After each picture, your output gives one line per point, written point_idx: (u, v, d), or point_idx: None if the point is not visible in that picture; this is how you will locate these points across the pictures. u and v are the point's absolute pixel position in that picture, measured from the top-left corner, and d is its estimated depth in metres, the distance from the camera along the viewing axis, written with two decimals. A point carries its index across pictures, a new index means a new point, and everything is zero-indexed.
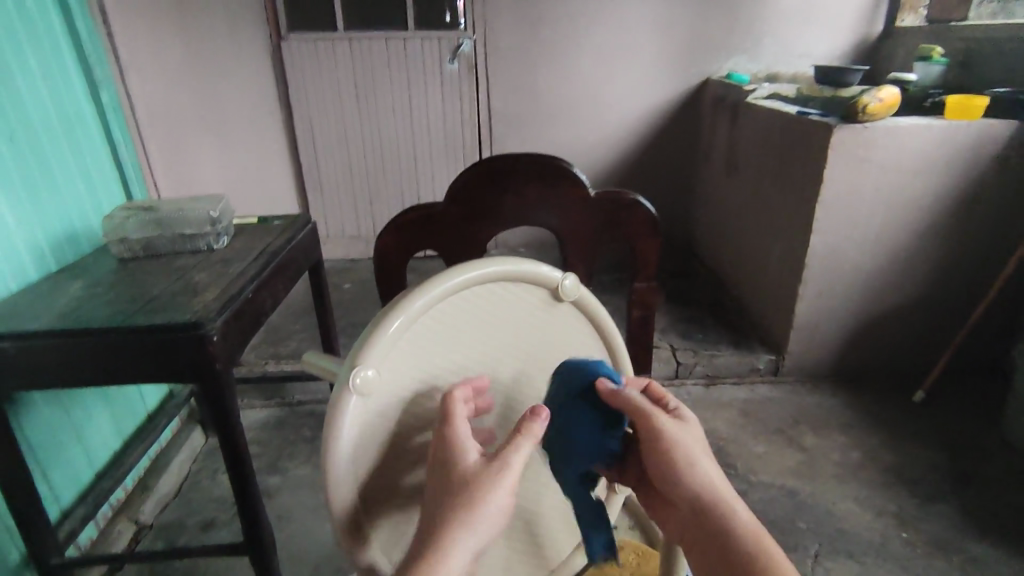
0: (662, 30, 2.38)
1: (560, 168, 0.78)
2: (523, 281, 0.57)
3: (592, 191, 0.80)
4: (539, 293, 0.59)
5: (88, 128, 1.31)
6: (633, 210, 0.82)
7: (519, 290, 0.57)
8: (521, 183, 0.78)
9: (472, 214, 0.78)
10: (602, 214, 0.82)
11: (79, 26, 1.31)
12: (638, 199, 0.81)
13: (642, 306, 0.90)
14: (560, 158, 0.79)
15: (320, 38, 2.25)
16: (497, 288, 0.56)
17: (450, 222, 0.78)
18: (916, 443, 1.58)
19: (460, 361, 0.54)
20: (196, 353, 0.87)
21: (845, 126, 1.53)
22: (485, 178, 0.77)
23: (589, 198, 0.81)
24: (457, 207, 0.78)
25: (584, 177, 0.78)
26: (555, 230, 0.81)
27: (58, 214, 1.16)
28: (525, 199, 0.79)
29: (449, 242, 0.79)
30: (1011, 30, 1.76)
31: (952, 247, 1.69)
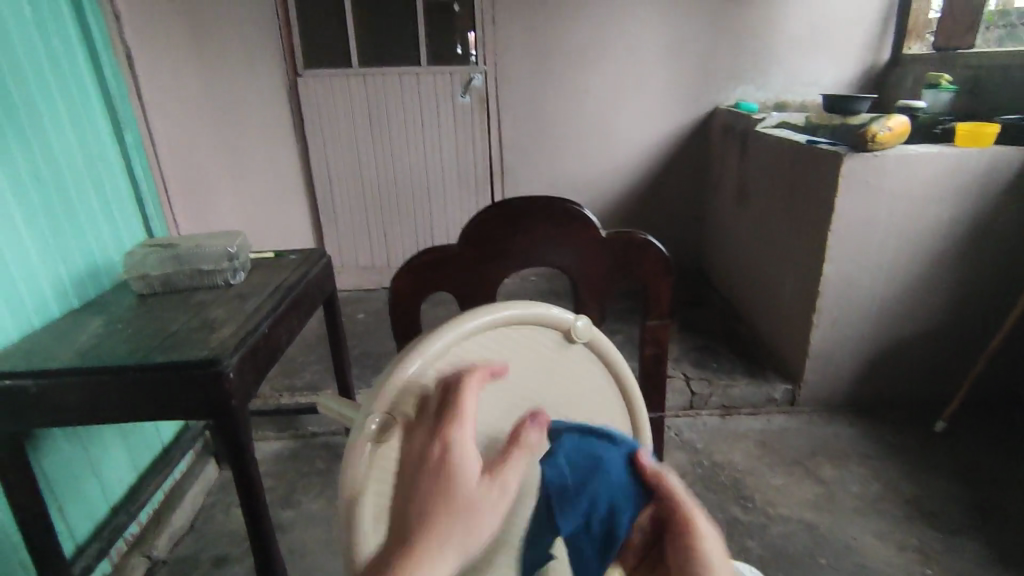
0: (670, 61, 2.42)
1: (570, 209, 0.79)
2: (536, 323, 0.58)
3: (603, 231, 0.81)
4: (553, 335, 0.60)
5: (112, 167, 1.35)
6: (644, 250, 0.82)
7: (532, 333, 0.58)
8: (533, 224, 0.80)
9: (485, 257, 0.80)
10: (614, 254, 0.82)
11: (104, 69, 1.36)
12: (649, 239, 0.82)
13: (655, 345, 0.90)
14: (571, 200, 0.81)
15: (336, 74, 2.31)
16: (512, 331, 0.57)
17: (463, 265, 0.79)
18: (939, 474, 1.55)
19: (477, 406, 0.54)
20: (212, 388, 0.88)
21: (855, 155, 1.53)
22: (498, 221, 0.78)
23: (601, 238, 0.82)
24: (470, 251, 0.79)
25: (595, 219, 0.79)
26: (568, 271, 0.82)
27: (81, 251, 1.20)
28: (536, 241, 0.80)
29: (462, 284, 0.80)
30: (1018, 58, 1.77)
31: (968, 274, 1.67)
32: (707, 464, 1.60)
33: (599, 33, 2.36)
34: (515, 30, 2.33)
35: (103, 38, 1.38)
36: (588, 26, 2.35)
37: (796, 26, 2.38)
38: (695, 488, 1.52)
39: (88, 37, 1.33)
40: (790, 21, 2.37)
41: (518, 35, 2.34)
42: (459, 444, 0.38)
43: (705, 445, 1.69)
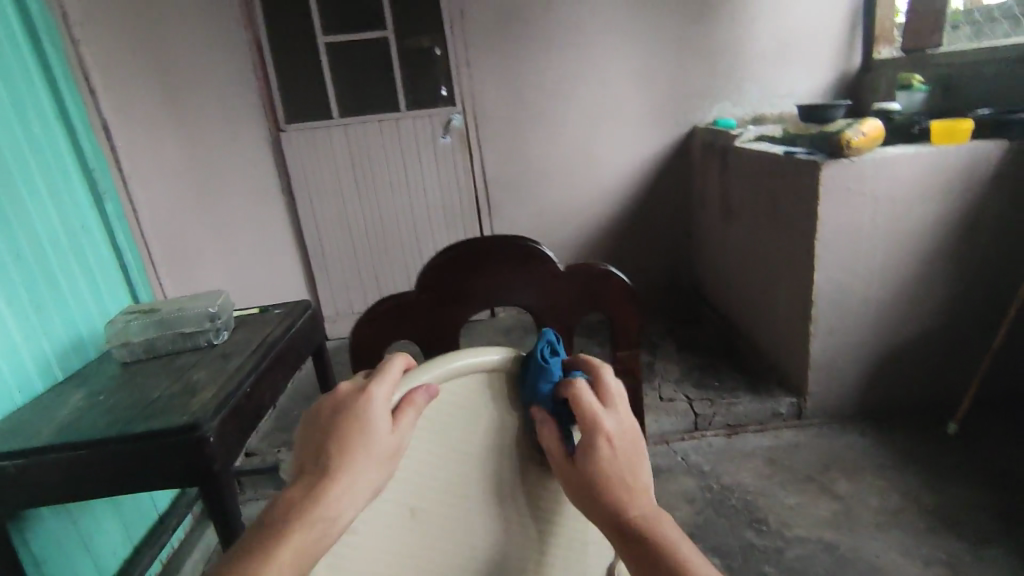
0: (645, 85, 2.45)
1: (526, 246, 0.81)
2: (489, 372, 0.57)
3: (561, 264, 0.83)
4: (501, 377, 0.58)
5: (93, 236, 1.33)
6: (607, 279, 0.83)
7: (487, 382, 0.57)
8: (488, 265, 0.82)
9: (445, 300, 0.82)
10: (576, 285, 0.83)
11: (84, 142, 1.33)
12: (610, 268, 0.83)
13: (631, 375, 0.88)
14: (524, 237, 0.83)
15: (317, 127, 2.35)
16: (455, 384, 0.55)
17: (422, 309, 0.81)
18: (958, 480, 1.50)
19: (435, 458, 0.54)
20: (195, 455, 0.86)
21: (832, 162, 1.53)
22: (453, 264, 0.81)
23: (560, 272, 0.83)
24: (428, 295, 0.81)
25: (551, 253, 0.81)
26: (530, 307, 0.84)
27: (65, 323, 1.19)
28: (494, 280, 0.82)
29: (424, 328, 0.81)
30: (985, 53, 1.78)
31: (961, 271, 1.65)
32: (716, 487, 1.56)
33: (573, 64, 2.41)
34: (489, 69, 2.37)
35: (82, 111, 1.35)
36: (561, 59, 2.39)
37: (765, 41, 2.41)
38: (706, 513, 1.47)
39: (65, 112, 1.30)
40: (759, 37, 2.41)
41: (493, 74, 2.38)
42: (376, 401, 0.48)
43: (712, 467, 1.64)
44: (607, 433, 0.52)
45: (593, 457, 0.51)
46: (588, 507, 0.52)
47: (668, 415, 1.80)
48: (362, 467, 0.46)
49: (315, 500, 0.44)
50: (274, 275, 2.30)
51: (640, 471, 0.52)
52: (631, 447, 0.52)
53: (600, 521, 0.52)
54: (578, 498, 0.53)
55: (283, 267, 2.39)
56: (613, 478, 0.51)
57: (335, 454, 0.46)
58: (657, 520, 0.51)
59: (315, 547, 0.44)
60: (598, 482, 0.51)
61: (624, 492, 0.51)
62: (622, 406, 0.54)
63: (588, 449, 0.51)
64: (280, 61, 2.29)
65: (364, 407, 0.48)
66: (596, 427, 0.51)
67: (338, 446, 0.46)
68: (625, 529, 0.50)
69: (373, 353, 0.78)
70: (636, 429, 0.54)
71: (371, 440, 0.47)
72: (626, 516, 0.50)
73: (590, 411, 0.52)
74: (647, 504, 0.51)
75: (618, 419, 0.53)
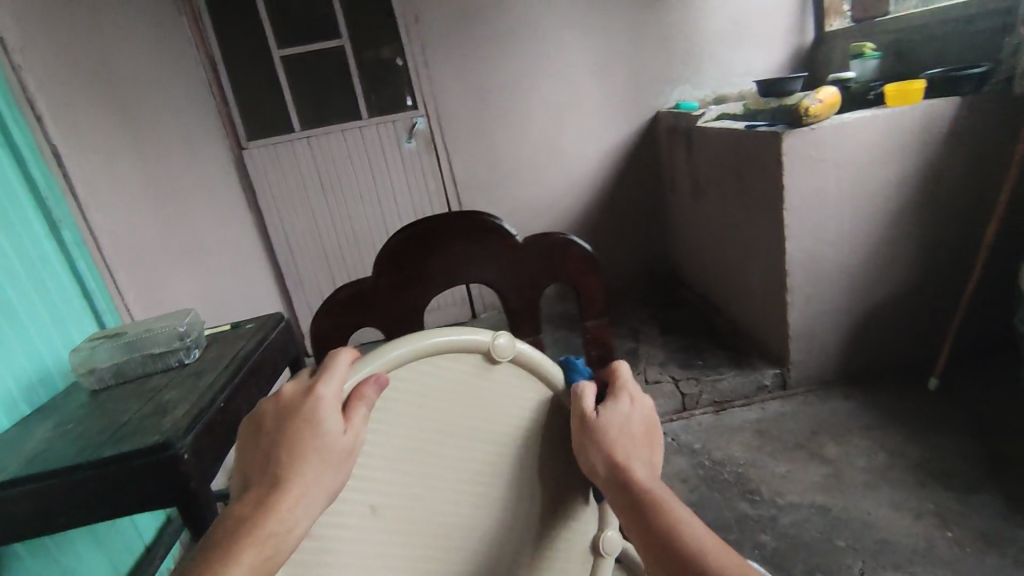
0: (605, 75, 2.46)
1: (486, 222, 0.90)
2: (453, 353, 0.53)
3: (519, 238, 0.92)
4: (471, 358, 0.54)
5: (53, 267, 1.23)
6: (567, 248, 0.92)
7: (452, 364, 0.53)
8: (455, 241, 0.91)
9: (410, 280, 0.91)
10: (537, 256, 0.92)
11: (34, 171, 1.22)
12: (569, 239, 0.91)
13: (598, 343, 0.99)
14: (488, 214, 0.91)
15: (279, 141, 2.32)
16: (417, 369, 0.51)
17: (385, 291, 0.90)
18: (943, 432, 1.52)
19: (403, 447, 0.50)
20: (171, 474, 0.82)
21: (792, 132, 1.55)
22: (416, 245, 0.90)
23: (521, 244, 0.92)
24: (394, 277, 0.90)
25: (509, 229, 0.90)
26: (491, 281, 0.93)
27: (29, 357, 1.10)
28: (456, 257, 0.91)
29: (390, 309, 0.91)
30: (931, 15, 1.82)
31: (927, 229, 1.68)
32: (709, 463, 1.56)
33: (531, 58, 2.41)
34: (448, 69, 2.36)
35: (29, 140, 1.24)
36: (519, 54, 2.39)
37: (719, 22, 2.44)
38: (700, 491, 1.47)
39: (12, 142, 1.19)
40: (712, 18, 2.44)
41: (452, 74, 2.37)
42: (322, 400, 0.46)
43: (703, 445, 1.65)
44: (631, 394, 0.55)
45: (613, 404, 0.54)
46: (590, 449, 0.52)
47: (655, 397, 1.81)
48: (312, 472, 0.44)
49: (268, 509, 0.43)
50: (255, 291, 2.26)
51: (650, 444, 0.54)
52: (646, 418, 0.55)
53: (603, 469, 0.51)
54: (582, 441, 0.53)
55: (264, 282, 2.35)
56: (625, 431, 0.53)
57: (286, 461, 0.45)
58: (656, 484, 0.50)
59: (271, 561, 0.43)
60: (610, 426, 0.52)
61: (636, 448, 0.52)
62: (648, 389, 0.58)
63: (614, 399, 0.54)
64: (236, 78, 2.27)
65: (313, 410, 0.46)
66: (623, 384, 0.56)
67: (291, 457, 0.45)
68: (622, 478, 0.50)
69: (341, 333, 0.89)
70: (656, 415, 0.57)
71: (322, 443, 0.45)
72: (628, 465, 0.50)
73: (625, 373, 0.57)
74: (649, 469, 0.52)
75: (643, 392, 0.57)
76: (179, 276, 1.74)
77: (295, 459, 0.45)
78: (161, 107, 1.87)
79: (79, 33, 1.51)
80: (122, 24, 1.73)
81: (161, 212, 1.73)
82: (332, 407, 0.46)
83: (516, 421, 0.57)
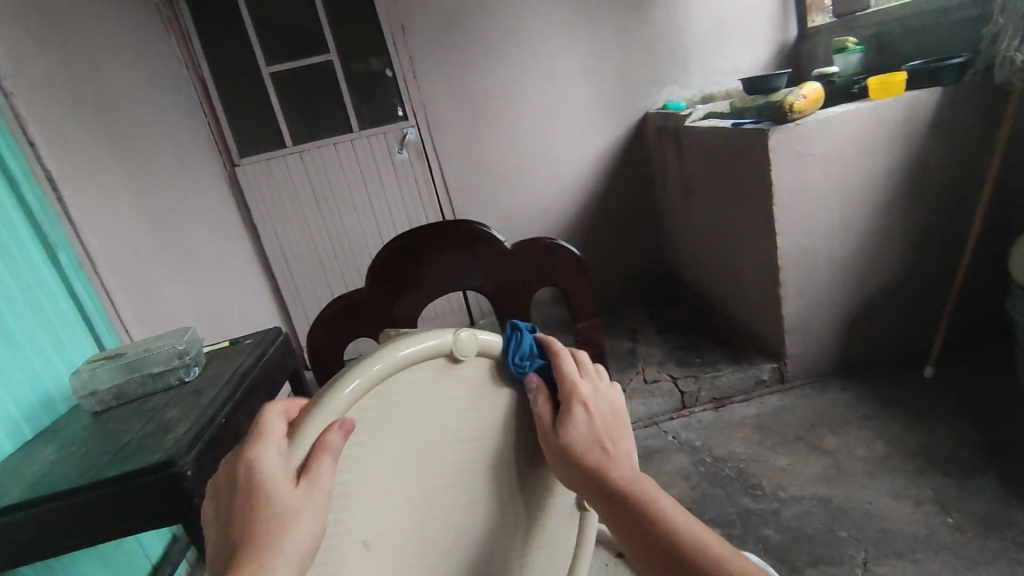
0: (592, 79, 2.49)
1: (474, 230, 0.91)
2: (418, 362, 0.47)
3: (508, 244, 0.93)
4: (436, 362, 0.49)
5: (50, 291, 1.24)
6: (556, 252, 0.94)
7: (426, 374, 0.48)
8: (445, 249, 0.92)
9: (401, 291, 0.92)
10: (527, 261, 0.94)
11: (28, 197, 1.24)
12: (557, 242, 0.93)
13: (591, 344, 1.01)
14: (477, 222, 0.93)
15: (272, 157, 2.33)
16: (391, 381, 0.45)
17: (378, 303, 0.91)
18: (940, 419, 1.53)
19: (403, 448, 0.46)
20: (173, 492, 0.82)
21: (778, 128, 1.57)
22: (407, 256, 0.91)
23: (510, 250, 0.93)
24: (386, 288, 0.91)
25: (497, 235, 0.91)
26: (482, 287, 0.94)
27: (29, 382, 1.11)
28: (446, 266, 0.92)
29: (383, 320, 0.92)
30: (910, 8, 1.85)
31: (916, 218, 1.70)
32: (710, 460, 1.57)
33: (519, 64, 2.43)
34: (437, 79, 2.39)
35: (22, 165, 1.25)
36: (506, 62, 2.42)
37: (703, 22, 2.47)
38: (702, 487, 1.48)
39: (5, 167, 1.20)
40: (696, 19, 2.46)
41: (441, 84, 2.39)
42: (273, 465, 0.39)
43: (704, 441, 1.65)
44: (583, 398, 0.53)
45: (570, 422, 0.52)
46: (568, 474, 0.52)
47: (655, 396, 1.82)
48: (284, 543, 0.38)
49: None
50: (253, 307, 2.27)
51: (620, 436, 0.54)
52: (608, 413, 0.55)
53: (581, 486, 0.51)
54: (558, 466, 0.53)
55: (261, 298, 2.36)
56: (592, 442, 0.52)
57: (252, 536, 0.39)
58: (638, 482, 0.50)
59: None
60: (576, 445, 0.52)
61: (605, 453, 0.52)
62: (597, 376, 0.56)
63: (570, 409, 0.53)
64: (227, 96, 2.29)
65: (265, 478, 0.39)
66: (573, 390, 0.53)
67: (249, 535, 0.39)
68: (605, 491, 0.50)
69: (336, 345, 0.90)
70: (616, 398, 0.56)
71: (287, 510, 0.38)
72: (605, 479, 0.50)
73: (566, 374, 0.54)
74: (628, 468, 0.52)
75: (594, 386, 0.55)
76: (177, 295, 1.75)
77: (261, 531, 0.39)
78: (153, 128, 1.89)
79: (69, 57, 1.52)
80: (111, 47, 1.75)
81: (155, 231, 1.74)
82: (287, 468, 0.40)
83: (515, 418, 0.56)
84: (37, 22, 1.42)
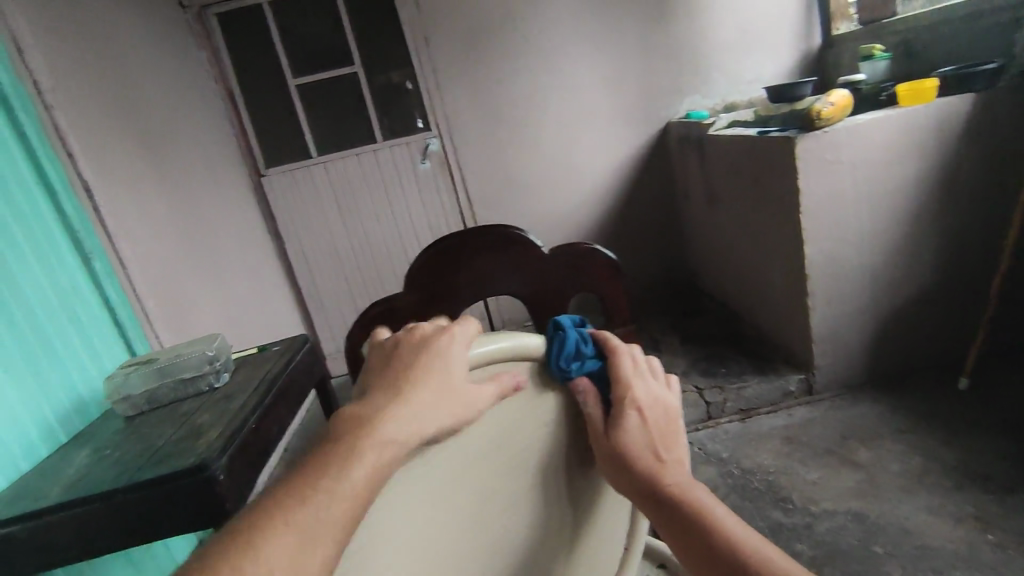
0: (613, 88, 2.49)
1: (510, 234, 0.92)
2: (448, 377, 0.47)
3: (545, 249, 0.93)
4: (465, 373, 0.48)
5: (85, 297, 1.26)
6: (593, 257, 0.93)
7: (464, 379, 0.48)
8: (480, 255, 0.93)
9: (436, 296, 0.93)
10: (564, 266, 0.93)
11: (68, 209, 1.26)
12: (595, 247, 0.92)
13: None
14: (513, 226, 0.93)
15: (297, 167, 2.37)
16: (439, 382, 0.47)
17: (414, 308, 0.92)
18: (975, 433, 1.49)
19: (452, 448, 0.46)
20: (207, 497, 0.80)
21: (806, 136, 1.55)
22: (442, 261, 0.92)
23: (548, 256, 0.93)
24: (421, 293, 0.92)
25: (534, 240, 0.91)
26: (518, 293, 0.94)
27: (65, 386, 1.12)
28: (481, 271, 0.93)
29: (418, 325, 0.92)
30: (939, 15, 1.82)
31: (947, 228, 1.67)
32: (738, 472, 1.54)
33: (540, 74, 2.44)
34: (460, 91, 2.41)
35: (62, 177, 1.27)
36: (528, 72, 2.43)
37: (725, 31, 2.46)
38: (731, 499, 1.45)
39: (46, 178, 1.23)
40: (719, 28, 2.45)
41: (463, 95, 2.41)
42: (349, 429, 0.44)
43: (731, 453, 1.63)
44: (638, 403, 0.52)
45: (624, 426, 0.51)
46: (619, 479, 0.51)
47: (680, 407, 1.80)
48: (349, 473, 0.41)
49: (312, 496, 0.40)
50: (278, 315, 2.30)
51: (672, 441, 0.53)
52: (662, 417, 0.53)
53: (633, 492, 0.51)
54: (608, 469, 0.52)
55: (285, 306, 2.39)
56: (645, 447, 0.51)
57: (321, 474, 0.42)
58: (692, 491, 0.50)
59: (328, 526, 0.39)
60: (628, 451, 0.51)
61: (658, 460, 0.51)
62: (651, 377, 0.55)
63: (625, 414, 0.51)
64: (254, 108, 2.34)
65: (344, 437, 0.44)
66: (628, 395, 0.52)
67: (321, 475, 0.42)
68: (658, 499, 0.50)
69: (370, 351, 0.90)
70: (672, 401, 0.55)
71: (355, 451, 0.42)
72: (659, 486, 0.50)
73: (624, 377, 0.53)
74: (681, 474, 0.51)
75: (648, 389, 0.54)
76: (205, 302, 1.77)
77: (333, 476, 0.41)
78: (184, 137, 1.93)
79: (105, 65, 1.56)
80: (144, 62, 1.79)
81: (183, 237, 1.76)
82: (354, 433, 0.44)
83: (566, 420, 0.55)
84: (73, 32, 1.45)
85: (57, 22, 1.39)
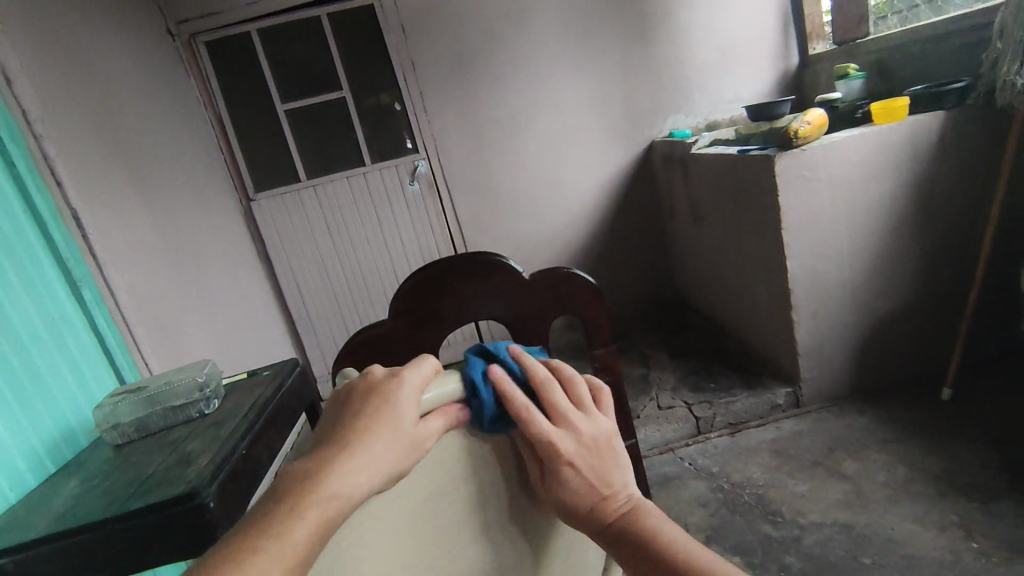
0: (598, 108, 2.54)
1: (491, 260, 0.94)
2: (395, 426, 0.46)
3: (526, 274, 0.95)
4: (410, 422, 0.47)
5: (74, 325, 1.25)
6: (571, 280, 0.95)
7: (409, 426, 0.47)
8: (463, 282, 0.95)
9: (421, 321, 0.94)
10: (544, 290, 0.95)
11: (55, 236, 1.26)
12: (574, 271, 0.95)
13: (609, 369, 1.01)
14: (494, 253, 0.95)
15: (286, 191, 2.39)
16: (387, 432, 0.45)
17: (399, 334, 0.93)
18: (958, 442, 1.51)
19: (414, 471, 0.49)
20: (196, 525, 0.79)
21: (785, 154, 1.59)
22: (425, 287, 0.93)
23: (528, 280, 0.95)
24: (405, 319, 0.93)
25: (515, 265, 0.93)
26: (500, 318, 0.96)
27: (53, 414, 1.11)
28: (464, 296, 0.95)
29: (403, 350, 0.94)
30: (911, 34, 1.87)
31: (926, 241, 1.71)
32: (728, 486, 1.55)
33: (525, 95, 2.49)
34: (446, 114, 2.45)
35: (50, 203, 1.28)
36: (513, 94, 2.48)
37: (706, 52, 2.52)
38: (721, 514, 1.46)
39: (33, 206, 1.23)
40: (699, 49, 2.52)
41: (450, 116, 2.45)
42: (291, 477, 0.42)
43: (720, 468, 1.64)
44: (566, 455, 0.50)
45: (561, 481, 0.50)
46: (570, 522, 0.52)
47: (670, 422, 1.81)
48: (291, 527, 0.39)
49: (248, 554, 0.38)
50: (269, 339, 2.31)
51: (615, 469, 0.52)
52: (596, 454, 0.51)
53: (585, 529, 0.52)
54: (558, 513, 0.53)
55: (276, 330, 2.39)
56: (585, 492, 0.51)
57: (261, 528, 0.39)
58: (640, 517, 0.51)
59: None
60: (569, 501, 0.51)
61: (602, 498, 0.51)
62: (575, 414, 0.52)
63: (556, 471, 0.50)
64: (243, 134, 2.36)
65: (286, 487, 0.42)
66: (552, 452, 0.50)
67: (261, 530, 0.39)
68: (610, 533, 0.51)
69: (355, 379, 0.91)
70: (601, 429, 0.52)
71: (297, 504, 0.40)
72: (606, 524, 0.51)
73: (538, 435, 0.50)
74: (628, 502, 0.52)
75: (576, 433, 0.51)
76: (196, 329, 1.78)
77: (270, 530, 0.39)
78: (173, 165, 1.95)
79: (93, 93, 1.58)
80: (129, 91, 1.79)
81: (172, 263, 1.77)
82: (298, 482, 0.42)
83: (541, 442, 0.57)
84: (59, 65, 1.47)
85: (44, 56, 1.40)
